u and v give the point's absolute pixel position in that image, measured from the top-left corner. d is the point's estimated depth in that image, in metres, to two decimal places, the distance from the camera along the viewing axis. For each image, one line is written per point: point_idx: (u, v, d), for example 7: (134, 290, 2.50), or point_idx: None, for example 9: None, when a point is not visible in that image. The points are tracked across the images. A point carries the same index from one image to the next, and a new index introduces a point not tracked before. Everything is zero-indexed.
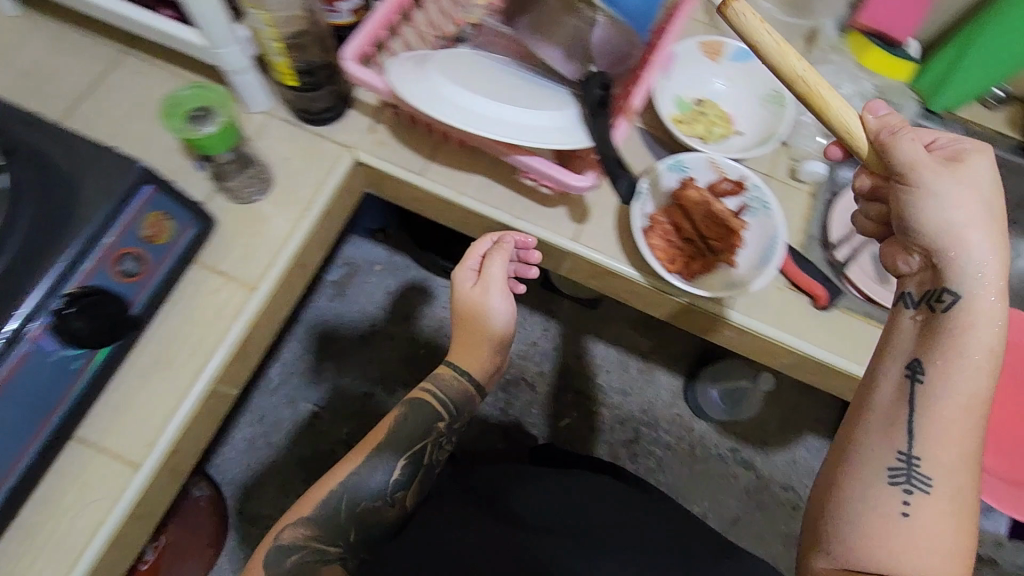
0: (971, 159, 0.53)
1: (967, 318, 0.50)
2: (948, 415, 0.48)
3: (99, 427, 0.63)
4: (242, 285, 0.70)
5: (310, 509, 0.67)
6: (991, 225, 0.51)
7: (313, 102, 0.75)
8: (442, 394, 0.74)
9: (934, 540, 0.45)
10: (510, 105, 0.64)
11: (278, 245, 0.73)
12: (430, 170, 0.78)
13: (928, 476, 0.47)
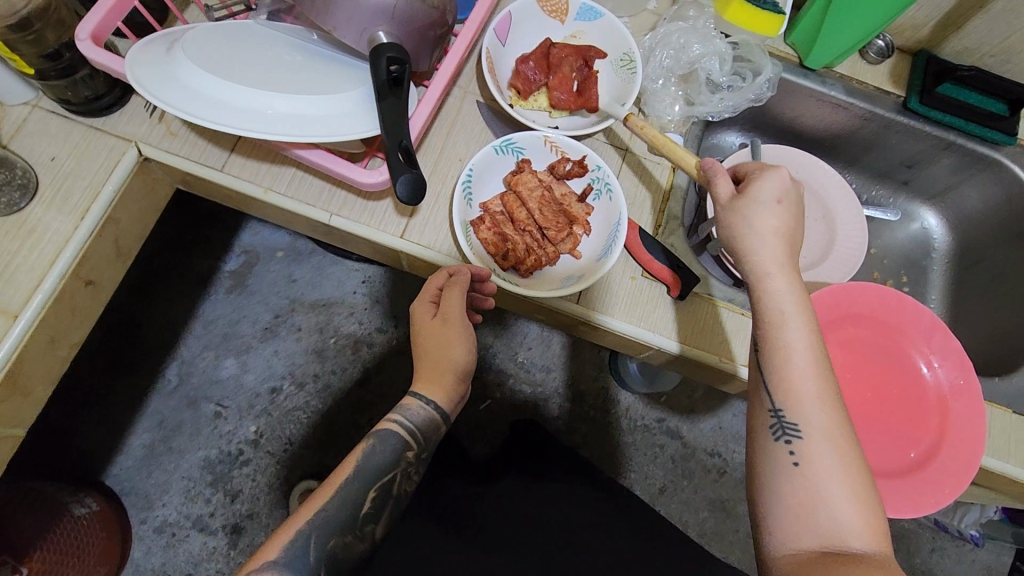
0: (756, 180, 0.55)
1: (778, 298, 0.52)
2: (797, 377, 0.50)
3: None
4: (2, 313, 0.60)
5: (273, 554, 0.51)
6: (767, 216, 0.53)
7: (74, 89, 0.63)
8: (407, 423, 0.59)
9: (828, 487, 0.47)
10: (279, 95, 0.54)
11: (49, 262, 0.63)
12: (232, 164, 0.68)
13: (796, 422, 0.49)
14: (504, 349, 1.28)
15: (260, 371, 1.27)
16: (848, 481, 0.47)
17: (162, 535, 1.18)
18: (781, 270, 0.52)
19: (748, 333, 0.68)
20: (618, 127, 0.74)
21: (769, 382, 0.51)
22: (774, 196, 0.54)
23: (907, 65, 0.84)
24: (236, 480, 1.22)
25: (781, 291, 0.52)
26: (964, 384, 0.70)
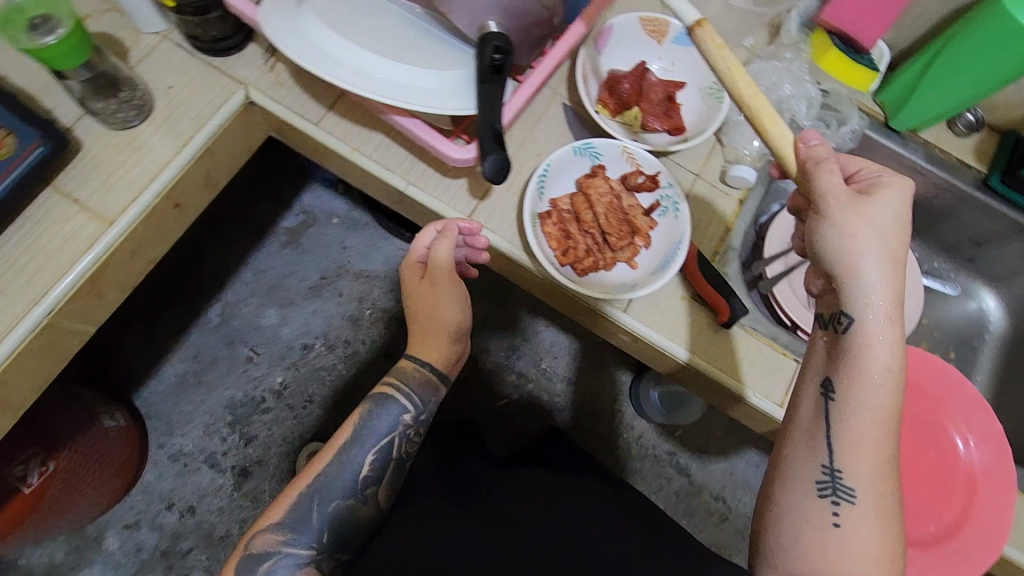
0: (880, 193, 0.50)
1: (867, 340, 0.48)
2: (864, 436, 0.48)
3: None
4: (99, 218, 0.66)
5: (281, 515, 0.58)
6: (887, 251, 0.49)
7: (203, 29, 0.69)
8: (404, 385, 0.65)
9: (863, 549, 0.47)
10: (397, 63, 0.59)
11: (146, 180, 0.68)
12: (327, 121, 0.72)
13: (852, 487, 0.48)
14: (530, 354, 1.30)
15: (297, 326, 1.32)
16: (880, 542, 0.47)
17: (176, 463, 1.23)
18: (884, 312, 0.49)
19: (783, 374, 0.69)
20: (694, 153, 0.76)
21: (835, 434, 0.48)
22: (899, 218, 0.50)
23: (992, 144, 0.83)
24: (253, 425, 1.27)
25: (878, 336, 0.48)
26: (997, 470, 0.69)
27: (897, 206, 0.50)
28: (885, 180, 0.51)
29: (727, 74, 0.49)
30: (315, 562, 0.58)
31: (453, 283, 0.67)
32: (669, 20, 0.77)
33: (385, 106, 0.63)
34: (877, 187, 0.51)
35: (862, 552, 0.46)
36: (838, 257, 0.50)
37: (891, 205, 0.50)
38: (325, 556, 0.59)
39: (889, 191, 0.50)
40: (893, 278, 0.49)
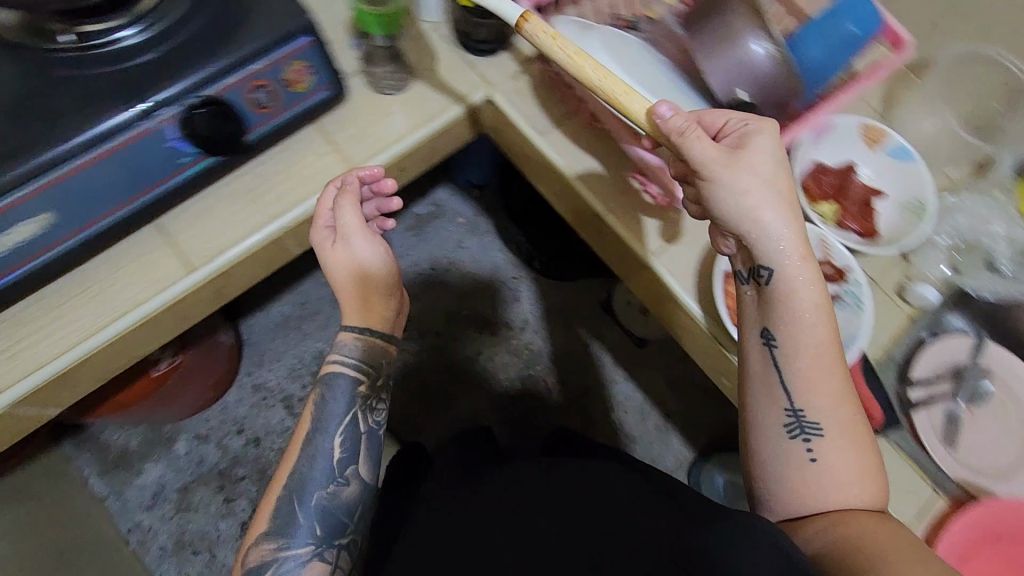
0: (753, 140, 0.57)
1: (793, 292, 0.57)
2: (818, 378, 0.56)
3: (180, 222, 0.69)
4: (343, 161, 0.73)
5: (265, 527, 0.60)
6: (784, 200, 0.56)
7: (475, 28, 0.78)
8: (349, 357, 0.64)
9: (841, 476, 0.55)
10: (657, 102, 0.66)
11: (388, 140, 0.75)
12: (551, 135, 0.79)
13: (817, 423, 0.56)
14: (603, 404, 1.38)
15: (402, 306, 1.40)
16: (857, 463, 0.55)
17: (256, 394, 1.34)
18: (793, 258, 0.56)
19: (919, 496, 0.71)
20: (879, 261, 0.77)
21: (791, 385, 0.57)
22: (763, 157, 0.56)
23: None
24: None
25: (800, 285, 0.57)
26: None
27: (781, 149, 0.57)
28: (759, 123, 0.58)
29: (568, 58, 0.57)
30: (316, 557, 0.60)
31: (377, 253, 0.65)
32: (888, 131, 0.80)
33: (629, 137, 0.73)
34: (750, 133, 0.57)
35: (845, 479, 0.55)
36: (727, 212, 0.57)
37: (758, 150, 0.56)
38: (326, 547, 0.60)
39: (766, 128, 0.58)
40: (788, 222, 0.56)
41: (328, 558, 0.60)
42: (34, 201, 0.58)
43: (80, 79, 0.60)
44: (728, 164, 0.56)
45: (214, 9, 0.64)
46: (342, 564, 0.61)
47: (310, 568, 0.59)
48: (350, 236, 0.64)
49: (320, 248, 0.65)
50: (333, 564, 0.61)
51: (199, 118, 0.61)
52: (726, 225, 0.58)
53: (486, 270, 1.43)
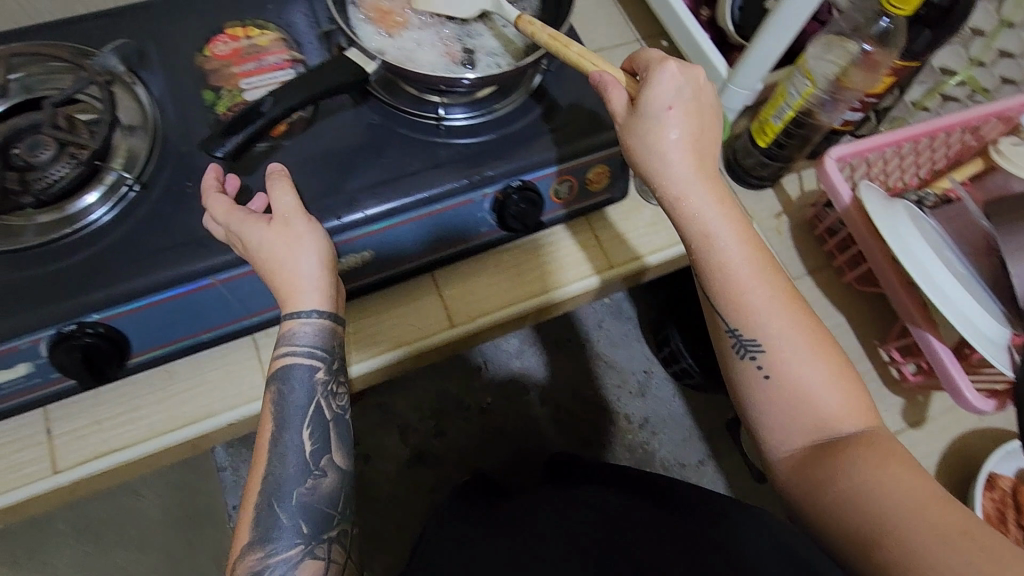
0: (644, 95, 0.53)
1: (706, 231, 0.54)
2: (751, 294, 0.54)
3: (451, 278, 0.74)
4: (605, 259, 0.76)
5: (249, 537, 0.52)
6: (683, 124, 0.53)
7: (758, 165, 0.78)
8: (298, 344, 0.56)
9: (805, 387, 0.53)
10: (967, 295, 0.62)
11: (644, 252, 0.77)
12: (803, 282, 0.77)
13: (756, 340, 0.54)
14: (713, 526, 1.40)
15: (537, 373, 1.42)
16: (822, 379, 0.53)
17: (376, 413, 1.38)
18: (690, 185, 0.54)
19: None
20: None
21: (724, 309, 0.55)
22: (679, 120, 0.53)
23: None
24: (450, 425, 1.38)
25: (696, 201, 0.54)
26: None
27: (687, 93, 0.53)
28: (662, 65, 0.53)
29: (547, 40, 0.59)
30: (309, 555, 0.53)
31: (304, 250, 0.55)
32: None
33: (921, 318, 0.66)
34: (643, 87, 0.53)
35: (808, 396, 0.53)
36: (661, 175, 0.54)
37: (664, 123, 0.53)
38: (316, 543, 0.54)
39: (670, 70, 0.52)
40: (690, 161, 0.54)
41: (321, 554, 0.54)
42: (362, 241, 0.64)
43: (418, 139, 0.67)
44: (628, 127, 0.54)
45: (545, 107, 0.70)
46: (336, 557, 0.55)
47: (305, 567, 0.52)
48: (285, 230, 0.55)
49: (244, 253, 0.55)
50: (327, 560, 0.54)
51: (514, 201, 0.66)
52: (656, 191, 0.55)
53: (618, 360, 1.44)
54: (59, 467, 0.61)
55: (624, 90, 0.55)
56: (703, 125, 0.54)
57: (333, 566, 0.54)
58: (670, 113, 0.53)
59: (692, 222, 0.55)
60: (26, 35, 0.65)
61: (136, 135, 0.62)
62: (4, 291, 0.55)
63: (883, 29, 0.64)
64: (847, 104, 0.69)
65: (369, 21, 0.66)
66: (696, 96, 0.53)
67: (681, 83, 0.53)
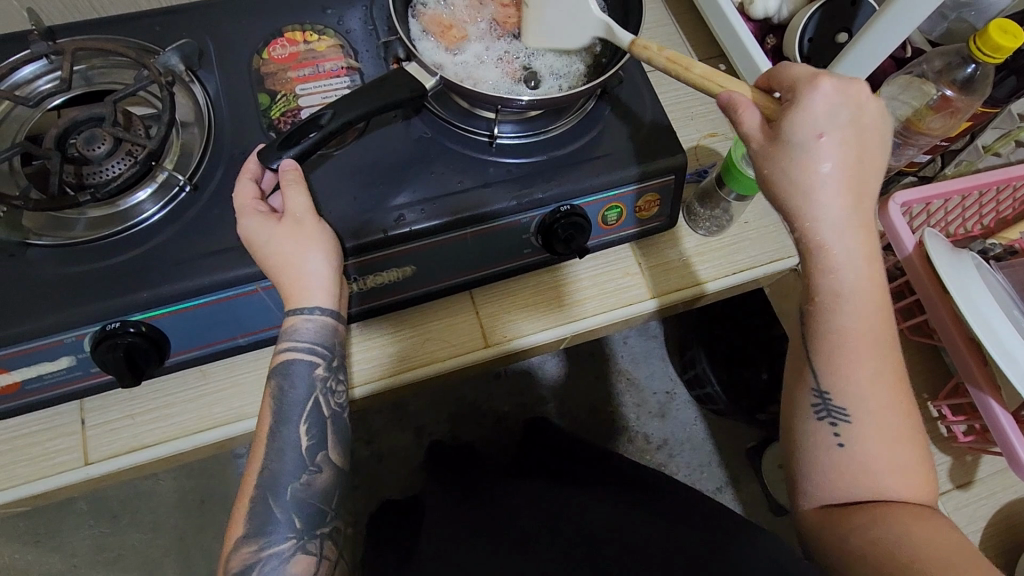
0: (785, 124, 0.48)
1: (836, 286, 0.49)
2: (857, 358, 0.49)
3: (489, 297, 0.73)
4: (647, 289, 0.74)
5: (243, 530, 0.52)
6: (835, 159, 0.47)
7: None
8: (300, 340, 0.55)
9: (871, 461, 0.49)
10: None
11: (704, 278, 0.75)
12: None
13: (844, 408, 0.50)
14: None
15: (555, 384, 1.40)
16: (893, 460, 0.49)
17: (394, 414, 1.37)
18: (836, 231, 0.48)
19: None
20: None
21: (820, 364, 0.51)
22: (828, 153, 0.47)
23: None
24: (466, 431, 1.35)
25: (838, 252, 0.48)
26: None
27: (841, 122, 0.47)
28: (814, 85, 0.48)
29: (666, 65, 0.54)
30: (300, 550, 0.52)
31: (310, 249, 0.54)
32: None
33: (981, 377, 0.62)
34: (786, 111, 0.48)
35: (873, 471, 0.49)
36: (802, 212, 0.48)
37: (813, 154, 0.47)
38: (308, 539, 0.53)
39: (823, 91, 0.47)
40: (840, 206, 0.48)
41: (313, 550, 0.53)
42: (406, 256, 0.63)
43: (468, 155, 0.66)
44: (763, 151, 0.49)
45: (599, 129, 0.68)
46: (327, 553, 0.54)
47: (295, 563, 0.52)
48: (296, 228, 0.54)
49: (252, 252, 0.54)
50: (318, 556, 0.53)
51: (562, 226, 0.65)
52: (789, 224, 0.49)
53: (642, 379, 1.42)
54: (92, 459, 0.61)
55: (757, 112, 0.50)
56: (859, 165, 0.48)
57: (324, 564, 0.53)
58: (817, 142, 0.47)
59: (822, 272, 0.49)
60: (90, 28, 0.65)
61: (191, 133, 0.62)
62: (54, 284, 0.55)
63: (968, 75, 0.60)
64: (919, 147, 0.66)
65: (429, 36, 0.65)
66: (855, 131, 0.48)
67: (836, 102, 0.47)
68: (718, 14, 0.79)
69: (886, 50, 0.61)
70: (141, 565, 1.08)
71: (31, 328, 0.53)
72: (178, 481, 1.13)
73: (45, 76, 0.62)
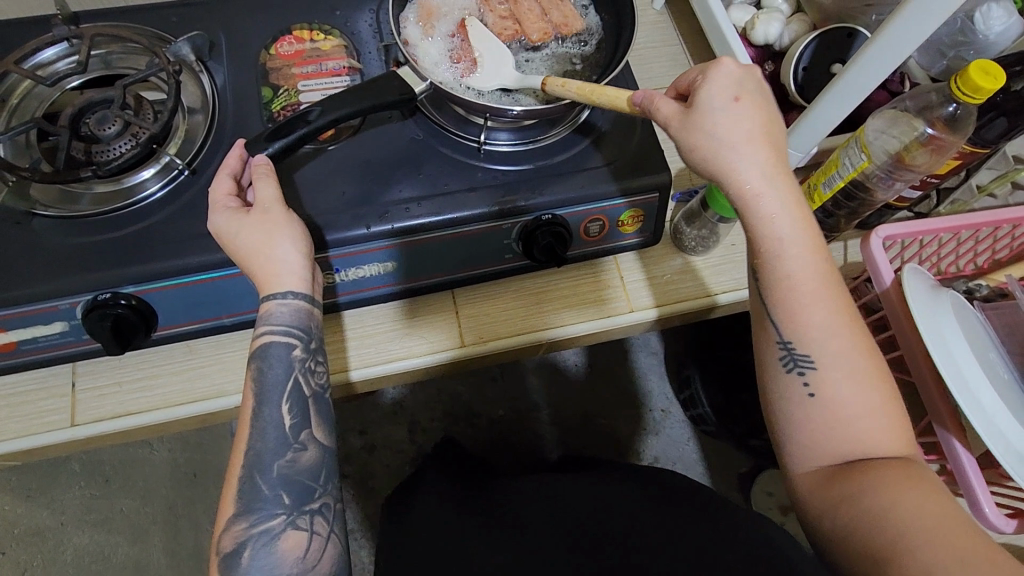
0: (702, 93, 0.52)
1: (778, 234, 0.52)
2: (809, 304, 0.52)
3: (471, 297, 0.75)
4: (626, 303, 0.76)
5: (233, 510, 0.53)
6: (752, 121, 0.51)
7: None
8: (276, 323, 0.57)
9: (845, 404, 0.52)
10: (1005, 410, 0.59)
11: (715, 290, 0.76)
12: None
13: (808, 357, 0.53)
14: None
15: (550, 391, 1.38)
16: (863, 401, 0.52)
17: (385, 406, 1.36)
18: (766, 183, 0.51)
19: None
20: None
21: (779, 317, 0.53)
22: (745, 115, 0.51)
23: None
24: (457, 430, 1.35)
25: (772, 203, 0.51)
26: None
27: (750, 89, 0.52)
28: (717, 63, 0.53)
29: (580, 94, 0.59)
30: (290, 526, 0.54)
31: (284, 239, 0.56)
32: None
33: (951, 422, 0.63)
34: (700, 87, 0.52)
35: (846, 418, 0.52)
36: (733, 173, 0.51)
37: (732, 115, 0.51)
38: (298, 515, 0.54)
39: (726, 68, 0.52)
40: (763, 159, 0.51)
41: (303, 526, 0.54)
42: (386, 252, 0.66)
43: (458, 160, 0.68)
44: (687, 127, 0.52)
45: (587, 142, 0.70)
46: (319, 529, 0.55)
47: (286, 539, 0.53)
48: (264, 218, 0.56)
49: (225, 246, 0.56)
50: (309, 531, 0.54)
51: (542, 234, 0.66)
52: (725, 188, 0.52)
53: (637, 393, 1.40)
54: (79, 421, 0.65)
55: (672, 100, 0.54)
56: (771, 117, 0.53)
57: (316, 540, 0.55)
58: (734, 105, 0.51)
59: (763, 225, 0.52)
60: (112, 16, 0.69)
61: (196, 119, 0.66)
62: (55, 253, 0.59)
63: (951, 114, 0.62)
64: (906, 184, 0.66)
65: (413, 18, 0.69)
66: (762, 98, 0.53)
67: (741, 76, 0.52)
68: (719, 36, 0.79)
69: (872, 82, 0.60)
70: (129, 530, 1.12)
71: (29, 292, 0.57)
72: (170, 452, 1.17)
73: (66, 59, 0.66)
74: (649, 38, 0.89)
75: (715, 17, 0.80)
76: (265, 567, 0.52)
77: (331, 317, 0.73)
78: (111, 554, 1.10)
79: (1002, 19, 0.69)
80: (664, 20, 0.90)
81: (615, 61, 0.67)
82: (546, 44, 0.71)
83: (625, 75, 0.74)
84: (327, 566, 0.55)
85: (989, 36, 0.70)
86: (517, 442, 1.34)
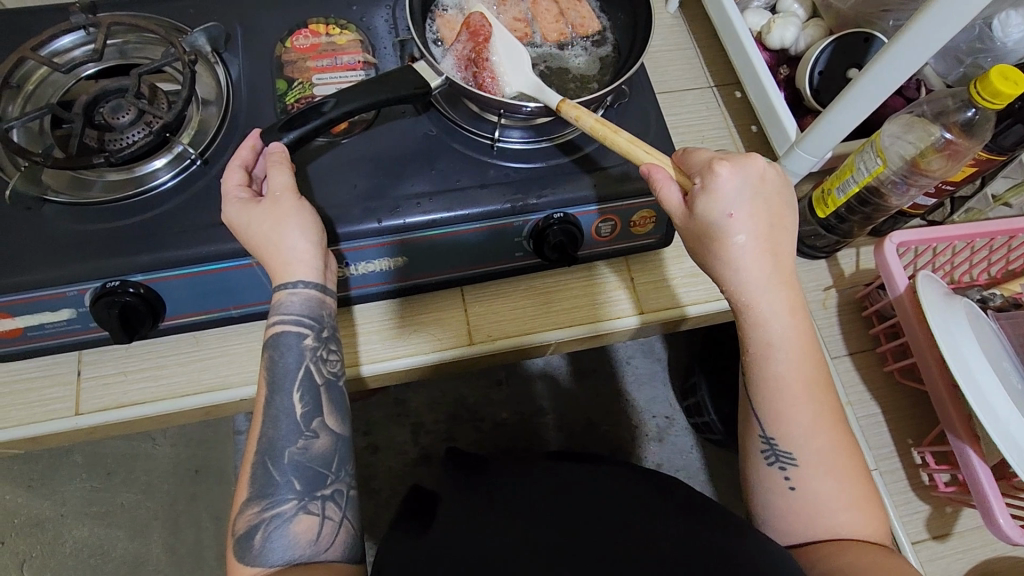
0: (700, 204, 0.54)
1: (768, 339, 0.56)
2: (793, 403, 0.56)
3: (482, 294, 0.74)
4: (636, 305, 0.75)
5: (247, 494, 0.53)
6: (753, 229, 0.54)
7: (815, 237, 0.75)
8: (290, 312, 0.57)
9: (824, 496, 0.55)
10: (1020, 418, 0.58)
11: None
12: (841, 364, 0.73)
13: (791, 452, 0.56)
14: None
15: (556, 396, 1.38)
16: (841, 493, 0.55)
17: (388, 405, 1.35)
18: (761, 291, 0.55)
19: None
20: None
21: (764, 410, 0.57)
22: (744, 227, 0.54)
23: None
24: (459, 431, 1.34)
25: (766, 310, 0.55)
26: None
27: (747, 196, 0.54)
28: (717, 171, 0.53)
29: (628, 144, 0.57)
30: (302, 510, 0.53)
31: (294, 226, 0.56)
32: None
33: (965, 432, 0.63)
34: (701, 194, 0.53)
35: (823, 508, 0.55)
36: (727, 274, 0.55)
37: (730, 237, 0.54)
38: (310, 500, 0.54)
39: (726, 177, 0.53)
40: (756, 270, 0.55)
41: (316, 511, 0.53)
42: (397, 247, 0.65)
43: (470, 157, 0.68)
44: (687, 227, 0.55)
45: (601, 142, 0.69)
46: (330, 514, 0.54)
47: (298, 522, 0.52)
48: (273, 208, 0.55)
49: (237, 236, 0.56)
50: (321, 518, 0.54)
51: (555, 230, 0.66)
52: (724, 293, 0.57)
53: (642, 400, 1.39)
54: (82, 410, 0.64)
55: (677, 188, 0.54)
56: (772, 225, 0.55)
57: (329, 524, 0.54)
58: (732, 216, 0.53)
59: (755, 330, 0.56)
60: (129, 7, 0.70)
61: (209, 111, 0.66)
62: (64, 239, 0.59)
63: (967, 119, 0.62)
64: (921, 189, 0.66)
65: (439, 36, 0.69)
66: (761, 200, 0.54)
67: (741, 185, 0.53)
68: (736, 42, 0.79)
69: (885, 89, 0.60)
70: (128, 524, 1.11)
71: (36, 278, 0.57)
72: (173, 447, 1.17)
73: (82, 47, 0.66)
74: (663, 43, 0.88)
75: (730, 21, 0.79)
76: (277, 549, 0.52)
77: (341, 311, 0.72)
78: (109, 548, 1.10)
79: (1020, 25, 0.70)
80: (677, 29, 0.90)
81: (631, 61, 0.66)
82: (564, 44, 0.72)
83: (640, 75, 0.73)
84: (340, 549, 0.54)
85: (1008, 43, 0.71)
86: (520, 445, 1.33)
